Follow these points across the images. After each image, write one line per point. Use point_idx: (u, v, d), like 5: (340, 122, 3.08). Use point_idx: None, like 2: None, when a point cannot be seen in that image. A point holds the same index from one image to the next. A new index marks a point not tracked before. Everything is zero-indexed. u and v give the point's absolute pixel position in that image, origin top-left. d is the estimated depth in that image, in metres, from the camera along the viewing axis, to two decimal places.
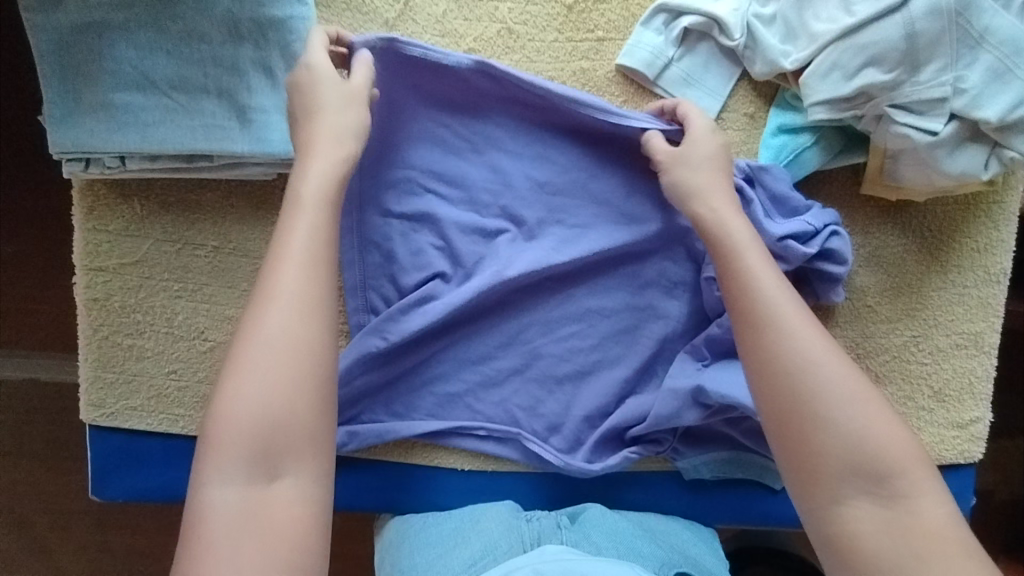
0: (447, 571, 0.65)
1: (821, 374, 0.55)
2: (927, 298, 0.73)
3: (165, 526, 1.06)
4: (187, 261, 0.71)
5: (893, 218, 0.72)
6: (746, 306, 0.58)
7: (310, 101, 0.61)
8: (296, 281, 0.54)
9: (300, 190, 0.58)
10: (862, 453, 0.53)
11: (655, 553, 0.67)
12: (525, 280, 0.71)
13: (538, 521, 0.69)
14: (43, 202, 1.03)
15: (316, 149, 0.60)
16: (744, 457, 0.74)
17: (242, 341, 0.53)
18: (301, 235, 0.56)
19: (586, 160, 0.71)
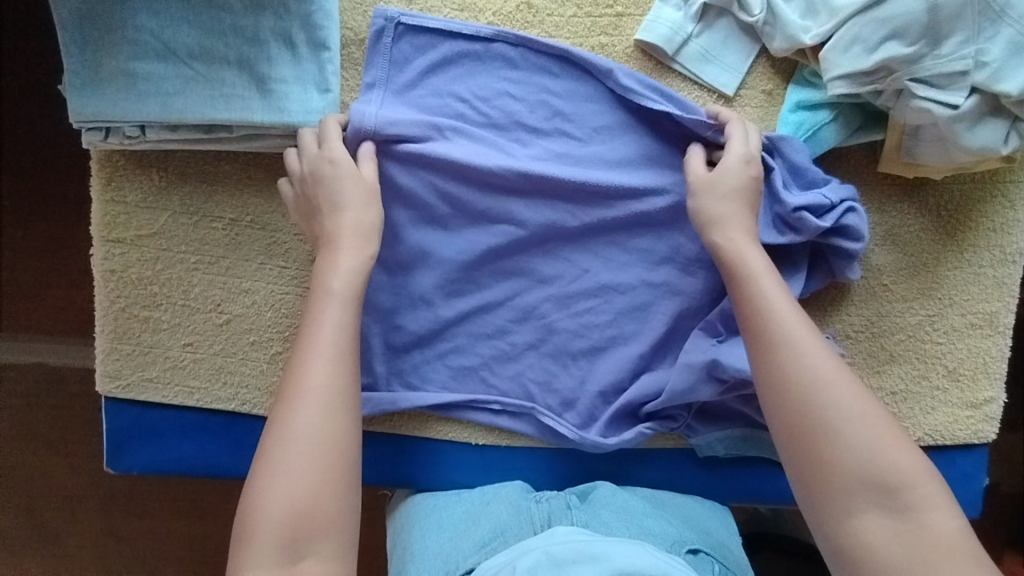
0: (459, 553, 0.65)
1: (832, 392, 0.56)
2: (943, 277, 0.73)
3: (174, 507, 1.07)
4: (204, 234, 0.72)
5: (910, 196, 0.72)
6: (759, 329, 0.60)
7: (332, 194, 0.65)
8: (326, 379, 0.59)
9: (328, 282, 0.63)
10: (872, 469, 0.54)
11: (666, 532, 0.66)
12: (540, 239, 0.72)
13: (548, 502, 0.69)
14: (56, 184, 1.03)
15: (340, 239, 0.64)
16: (758, 434, 0.74)
17: (276, 433, 0.58)
18: (330, 333, 0.61)
19: (603, 134, 0.71)
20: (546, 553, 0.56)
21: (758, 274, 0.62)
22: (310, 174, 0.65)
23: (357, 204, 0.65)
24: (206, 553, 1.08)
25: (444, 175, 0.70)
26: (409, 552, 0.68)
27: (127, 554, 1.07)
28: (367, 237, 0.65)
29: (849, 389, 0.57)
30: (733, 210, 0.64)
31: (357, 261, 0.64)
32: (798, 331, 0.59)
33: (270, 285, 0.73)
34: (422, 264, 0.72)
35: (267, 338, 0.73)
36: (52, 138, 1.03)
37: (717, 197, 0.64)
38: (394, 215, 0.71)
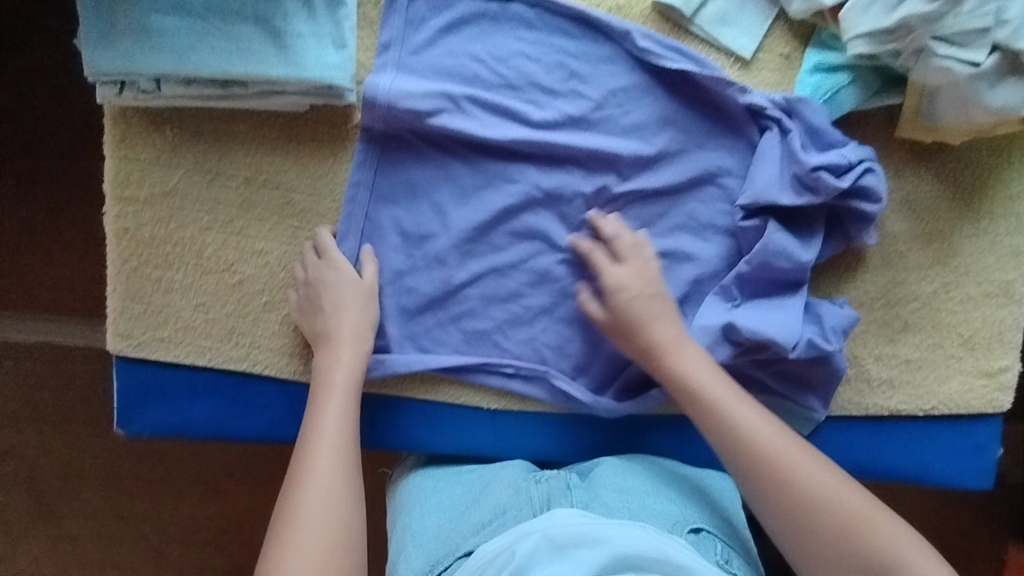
0: (459, 536, 0.67)
1: (808, 485, 0.61)
2: (959, 245, 0.73)
3: (179, 488, 1.07)
4: (218, 193, 0.71)
5: (928, 161, 0.71)
6: (731, 436, 0.64)
7: (333, 297, 0.69)
8: (333, 463, 0.64)
9: (331, 377, 0.68)
10: (861, 551, 0.59)
11: (667, 511, 0.67)
12: (553, 204, 0.72)
13: (547, 483, 0.69)
14: (60, 162, 1.02)
15: (339, 339, 0.69)
16: (772, 400, 0.74)
17: (287, 517, 0.61)
18: (332, 420, 0.66)
19: (619, 96, 0.70)
20: (545, 537, 0.57)
21: (715, 384, 0.66)
22: (315, 280, 0.70)
23: (353, 307, 0.69)
24: (212, 533, 1.08)
25: (457, 135, 0.70)
26: (409, 533, 0.69)
27: (134, 522, 1.08)
28: (363, 339, 0.70)
29: (821, 474, 0.62)
30: (660, 313, 0.68)
31: (356, 356, 0.69)
32: (762, 429, 0.64)
33: (284, 245, 0.72)
34: (436, 226, 0.72)
35: (280, 299, 0.73)
36: (55, 114, 1.02)
37: (633, 329, 0.68)
38: (410, 173, 0.71)
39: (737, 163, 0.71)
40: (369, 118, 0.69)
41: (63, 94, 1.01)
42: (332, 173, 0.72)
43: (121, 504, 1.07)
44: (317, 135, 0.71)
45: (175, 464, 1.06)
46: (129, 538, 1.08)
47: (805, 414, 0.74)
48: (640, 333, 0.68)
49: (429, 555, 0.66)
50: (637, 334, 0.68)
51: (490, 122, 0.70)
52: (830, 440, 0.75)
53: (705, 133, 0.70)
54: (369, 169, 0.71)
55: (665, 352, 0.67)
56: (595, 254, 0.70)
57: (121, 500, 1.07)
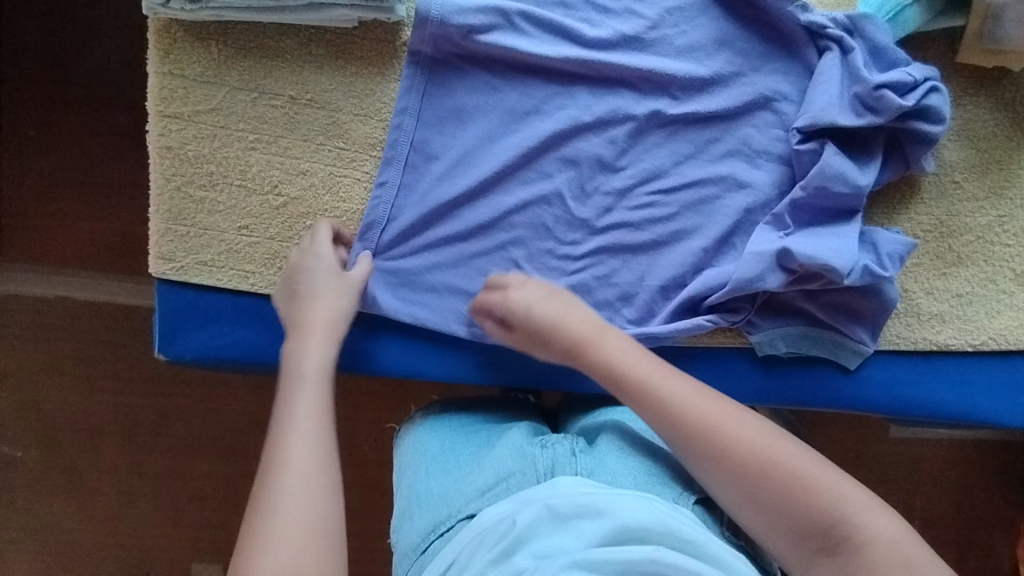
0: (461, 496, 0.65)
1: (749, 451, 0.58)
2: (1015, 176, 0.72)
3: (201, 441, 1.06)
4: (263, 111, 0.70)
5: (986, 90, 0.70)
6: (658, 419, 0.60)
7: (308, 284, 0.66)
8: (310, 454, 0.57)
9: (298, 366, 0.63)
10: (804, 513, 0.56)
11: (677, 479, 0.66)
12: (602, 127, 0.70)
13: (553, 449, 0.67)
14: (89, 110, 1.01)
15: (308, 326, 0.64)
16: (819, 333, 0.72)
17: (260, 512, 0.54)
18: (304, 409, 0.60)
19: (674, 15, 0.69)
20: (547, 507, 0.56)
21: (643, 364, 0.62)
22: (298, 264, 0.68)
23: (323, 298, 0.66)
24: (230, 492, 1.06)
25: (507, 52, 0.68)
26: (415, 493, 0.69)
27: (157, 472, 1.05)
28: (335, 328, 0.65)
29: (759, 436, 0.59)
30: (565, 309, 0.65)
31: (327, 343, 0.64)
32: (700, 404, 0.60)
33: (329, 166, 0.71)
34: (482, 150, 0.70)
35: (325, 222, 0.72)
36: (85, 62, 1.01)
37: (546, 332, 0.65)
38: (459, 96, 0.70)
39: (793, 88, 0.69)
40: (418, 38, 0.68)
41: (98, 42, 1.01)
42: (379, 93, 0.70)
43: (144, 456, 1.05)
44: (366, 53, 0.70)
45: (199, 415, 1.05)
46: (150, 492, 1.06)
47: (853, 347, 0.73)
48: (557, 335, 0.64)
49: (430, 516, 0.65)
50: (557, 339, 0.64)
51: (541, 39, 0.69)
52: (877, 377, 0.74)
53: (760, 55, 0.69)
54: (416, 95, 0.69)
55: (583, 345, 0.64)
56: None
57: (144, 454, 1.05)
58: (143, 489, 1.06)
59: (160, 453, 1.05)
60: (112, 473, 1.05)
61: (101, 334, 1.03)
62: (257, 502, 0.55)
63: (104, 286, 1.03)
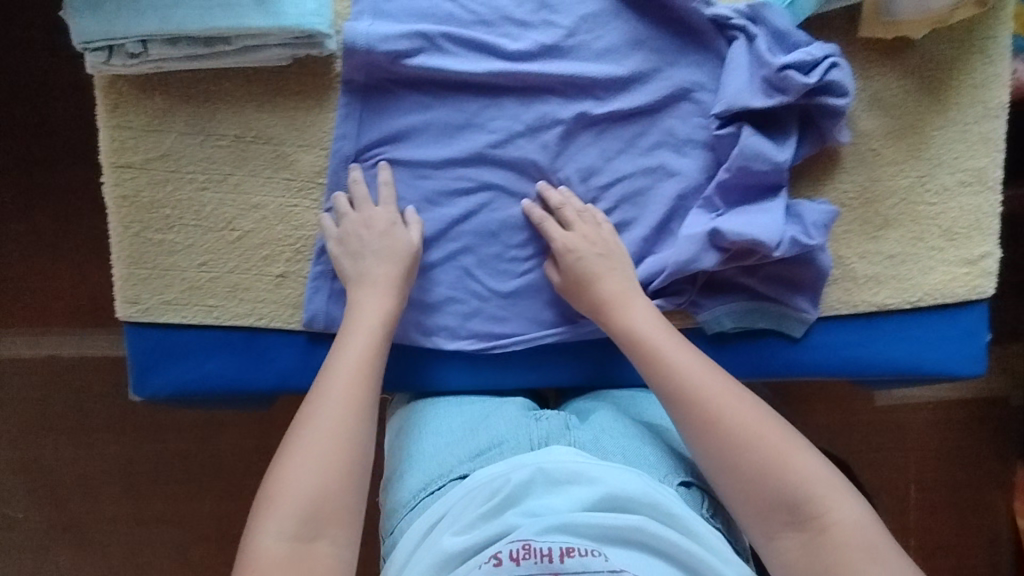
0: (454, 458, 0.71)
1: (739, 425, 0.62)
2: (930, 137, 0.75)
3: (190, 480, 1.07)
4: (211, 152, 0.74)
5: (892, 59, 0.74)
6: (662, 383, 0.65)
7: (364, 243, 0.71)
8: (350, 391, 0.65)
9: (356, 317, 0.69)
10: (778, 490, 0.59)
11: (661, 462, 0.69)
12: (532, 134, 0.74)
13: (547, 421, 0.72)
14: (47, 174, 1.04)
15: (371, 279, 0.70)
16: (763, 306, 0.76)
17: (298, 428, 0.63)
18: (355, 358, 0.67)
19: (589, 22, 0.73)
20: (540, 469, 0.63)
21: (655, 333, 0.68)
22: (351, 229, 0.72)
23: (387, 262, 0.70)
24: (223, 527, 1.08)
25: (435, 73, 0.72)
26: (408, 452, 0.74)
27: (153, 515, 1.07)
28: (393, 291, 0.70)
29: (750, 418, 0.62)
30: (607, 269, 0.71)
31: (387, 303, 0.70)
32: (701, 377, 0.64)
33: (279, 198, 0.74)
34: (424, 169, 0.74)
35: (280, 251, 0.75)
36: (38, 127, 1.03)
37: (594, 280, 0.71)
38: (395, 118, 0.73)
39: (708, 78, 0.73)
40: (349, 68, 0.71)
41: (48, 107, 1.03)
42: (319, 123, 0.74)
43: (136, 500, 1.07)
44: (302, 87, 0.73)
45: (186, 454, 1.07)
46: (148, 535, 1.07)
47: (796, 315, 0.76)
48: (591, 288, 0.71)
49: (422, 475, 0.70)
50: (587, 292, 0.71)
51: (466, 57, 0.72)
52: (825, 341, 0.78)
53: (675, 51, 0.73)
54: (353, 121, 0.73)
55: (613, 306, 0.70)
56: (547, 224, 0.73)
57: (136, 498, 1.07)
58: (139, 533, 1.07)
59: (151, 495, 1.07)
60: (107, 520, 1.07)
61: (83, 386, 1.06)
62: (301, 416, 0.64)
63: (81, 339, 1.05)
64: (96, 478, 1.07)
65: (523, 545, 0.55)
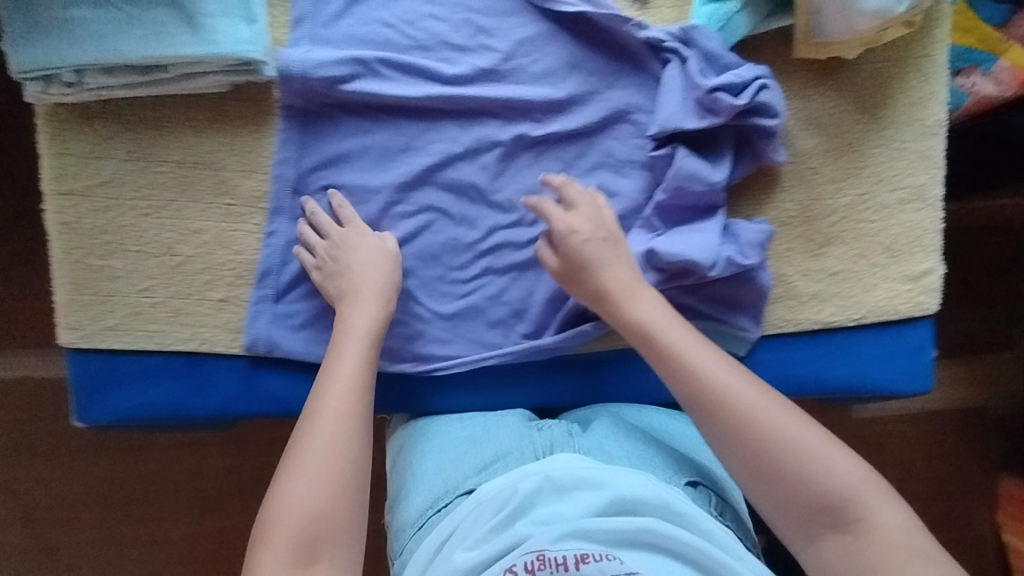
0: (460, 474, 0.70)
1: (772, 427, 0.60)
2: (868, 155, 0.75)
3: (143, 507, 1.05)
4: (153, 178, 0.74)
5: (828, 79, 0.74)
6: (683, 386, 0.63)
7: (349, 257, 0.71)
8: (344, 406, 0.64)
9: (349, 328, 0.69)
10: (815, 494, 0.58)
11: (669, 463, 0.71)
12: (472, 156, 0.74)
13: (550, 430, 0.73)
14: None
15: (360, 291, 0.70)
16: (705, 326, 0.76)
17: (295, 450, 0.62)
18: (348, 370, 0.66)
19: (526, 45, 0.73)
20: (547, 478, 0.63)
21: (671, 330, 0.65)
22: (336, 244, 0.72)
23: (374, 269, 0.71)
24: (181, 554, 1.06)
25: (372, 98, 0.72)
26: (413, 470, 0.73)
27: (109, 543, 1.05)
28: (383, 300, 0.71)
29: (782, 418, 0.60)
30: (613, 256, 0.69)
31: (378, 311, 0.70)
32: (725, 378, 0.62)
33: (220, 223, 0.75)
34: (365, 193, 0.74)
35: (222, 275, 0.76)
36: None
37: (598, 269, 0.68)
38: (335, 143, 0.74)
39: (645, 99, 0.73)
40: (287, 94, 0.72)
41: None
42: (258, 148, 0.74)
43: (89, 529, 1.05)
44: (241, 113, 0.74)
45: (137, 482, 1.05)
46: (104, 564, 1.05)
47: (739, 333, 0.76)
48: (595, 276, 0.68)
49: (429, 492, 0.70)
50: (586, 279, 0.68)
51: (404, 82, 0.73)
52: (771, 359, 0.78)
53: (612, 73, 0.73)
54: (293, 145, 0.74)
55: (619, 296, 0.67)
56: (546, 204, 0.70)
57: (89, 526, 1.05)
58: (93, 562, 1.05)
59: (104, 524, 1.05)
60: (60, 550, 1.05)
61: (29, 414, 1.03)
62: (296, 436, 0.63)
63: (31, 364, 1.03)
64: (46, 508, 1.04)
65: (538, 555, 0.54)
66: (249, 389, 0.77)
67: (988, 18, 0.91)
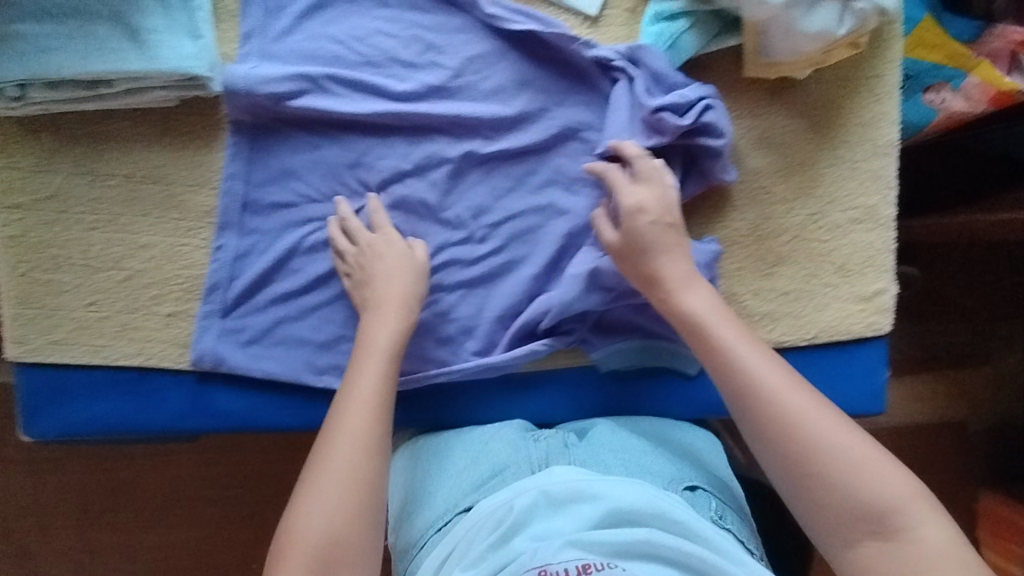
0: (458, 490, 0.69)
1: (816, 430, 0.58)
2: (819, 176, 0.75)
3: (102, 519, 1.04)
4: (100, 193, 0.74)
5: (777, 98, 0.74)
6: (729, 384, 0.62)
7: (377, 264, 0.70)
8: (364, 421, 0.63)
9: (373, 340, 0.68)
10: (859, 498, 0.56)
11: (664, 470, 0.69)
12: (421, 173, 0.74)
13: (545, 442, 0.71)
14: None
15: (382, 302, 0.69)
16: (653, 345, 0.77)
17: (313, 467, 0.61)
18: (367, 382, 0.65)
19: (475, 62, 0.73)
20: (542, 492, 0.60)
21: (719, 324, 0.63)
22: (367, 250, 0.71)
23: (396, 278, 0.70)
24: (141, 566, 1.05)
25: (320, 114, 0.72)
26: (414, 490, 0.71)
27: (69, 555, 1.04)
28: (409, 306, 0.70)
29: (829, 421, 0.58)
30: (675, 244, 0.67)
31: (400, 321, 0.69)
32: (772, 377, 0.60)
33: (167, 238, 0.74)
34: (314, 208, 0.74)
35: (169, 290, 0.75)
36: None
37: (647, 253, 0.66)
38: (284, 159, 0.74)
39: (595, 117, 0.73)
40: (234, 109, 0.72)
41: None
42: (206, 163, 0.74)
43: (49, 541, 1.04)
44: (190, 128, 0.73)
45: (95, 494, 1.03)
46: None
47: (685, 352, 0.77)
48: (647, 258, 0.66)
49: (430, 512, 0.68)
50: (638, 261, 0.67)
51: (352, 98, 0.72)
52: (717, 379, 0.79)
53: (562, 91, 0.73)
54: (241, 161, 0.73)
55: (671, 284, 0.66)
56: (615, 175, 0.68)
57: (49, 537, 1.04)
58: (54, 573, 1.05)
59: (64, 536, 1.04)
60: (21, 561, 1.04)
61: None
62: (315, 453, 0.62)
63: None
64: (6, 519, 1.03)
65: (539, 572, 0.52)
66: (197, 405, 0.76)
67: (958, 35, 0.85)
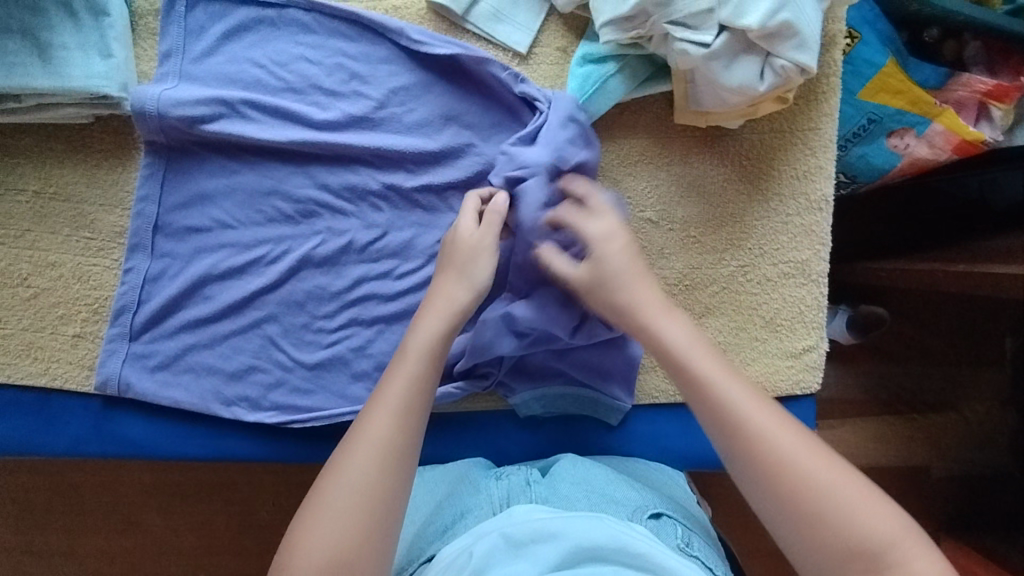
0: (422, 539, 0.64)
1: (804, 466, 0.51)
2: (750, 227, 0.73)
3: (22, 537, 1.00)
4: (10, 207, 0.72)
5: (708, 147, 0.73)
6: (712, 423, 0.54)
7: (450, 252, 0.64)
8: (389, 429, 0.55)
9: (408, 342, 0.60)
10: (853, 538, 0.49)
11: (630, 499, 0.65)
12: (340, 202, 0.72)
13: (507, 479, 0.68)
14: None
15: (429, 301, 0.62)
16: (574, 393, 0.74)
17: (325, 478, 0.53)
18: (398, 387, 0.57)
19: (400, 94, 0.71)
20: (501, 534, 0.54)
21: (700, 353, 0.56)
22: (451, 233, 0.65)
23: (457, 274, 0.63)
24: None
25: (236, 139, 0.70)
26: None
27: None
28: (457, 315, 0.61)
29: (816, 453, 0.51)
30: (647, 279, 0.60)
31: (441, 322, 0.60)
32: (750, 408, 0.53)
33: (77, 257, 0.72)
34: (229, 232, 0.72)
35: (76, 310, 0.73)
36: None
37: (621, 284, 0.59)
38: (198, 181, 0.72)
39: None
40: (147, 130, 0.70)
41: None
42: (121, 182, 0.72)
43: None
44: (104, 147, 0.72)
45: (15, 510, 1.00)
46: None
47: (610, 403, 0.74)
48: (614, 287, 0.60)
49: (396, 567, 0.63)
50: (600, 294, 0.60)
51: (270, 124, 0.71)
52: (642, 429, 0.76)
53: (488, 127, 0.72)
54: (156, 181, 0.71)
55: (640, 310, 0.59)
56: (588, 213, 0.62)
57: None
58: None
59: None
60: None
61: None
62: (330, 460, 0.55)
63: None
64: None
65: None
66: (102, 430, 0.74)
67: (923, 83, 0.80)
